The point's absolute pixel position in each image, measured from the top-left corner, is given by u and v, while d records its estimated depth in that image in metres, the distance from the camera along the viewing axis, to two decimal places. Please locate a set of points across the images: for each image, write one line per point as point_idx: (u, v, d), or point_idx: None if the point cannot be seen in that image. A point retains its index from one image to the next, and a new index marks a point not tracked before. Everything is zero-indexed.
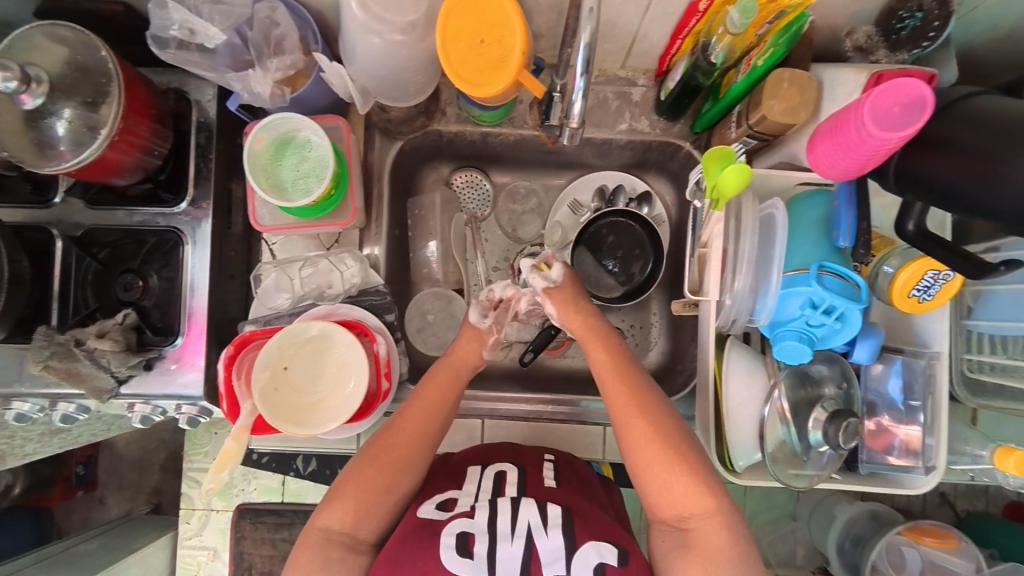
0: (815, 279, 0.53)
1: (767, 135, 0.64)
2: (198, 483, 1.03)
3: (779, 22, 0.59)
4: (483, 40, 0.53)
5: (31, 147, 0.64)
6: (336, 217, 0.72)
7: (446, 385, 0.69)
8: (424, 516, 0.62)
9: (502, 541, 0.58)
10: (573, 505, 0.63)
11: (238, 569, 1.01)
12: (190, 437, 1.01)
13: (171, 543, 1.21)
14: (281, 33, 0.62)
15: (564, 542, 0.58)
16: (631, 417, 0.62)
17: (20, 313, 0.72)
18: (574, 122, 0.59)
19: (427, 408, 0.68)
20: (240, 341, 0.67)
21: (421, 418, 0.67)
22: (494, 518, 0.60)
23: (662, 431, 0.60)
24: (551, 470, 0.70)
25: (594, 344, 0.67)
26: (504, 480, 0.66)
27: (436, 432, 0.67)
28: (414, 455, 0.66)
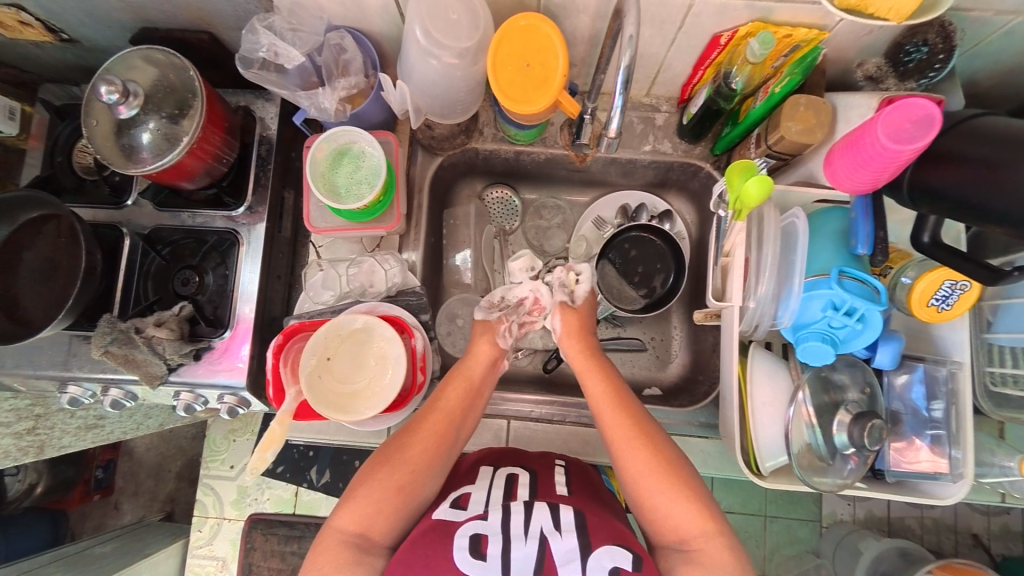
0: (835, 282, 0.56)
1: (785, 155, 0.69)
2: (212, 492, 1.12)
3: (793, 55, 0.66)
4: (528, 63, 0.60)
5: (119, 152, 0.73)
6: (382, 222, 0.78)
7: (470, 379, 0.72)
8: (438, 516, 0.61)
9: (514, 542, 0.56)
10: (584, 509, 0.63)
11: None
12: (209, 445, 1.12)
13: (182, 550, 1.22)
14: (348, 58, 0.70)
15: (577, 544, 0.56)
16: (628, 449, 0.62)
17: (88, 302, 0.79)
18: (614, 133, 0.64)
19: (451, 406, 0.70)
20: (289, 331, 0.71)
21: (439, 419, 0.68)
22: (507, 519, 0.59)
23: (655, 453, 0.62)
24: (562, 476, 0.71)
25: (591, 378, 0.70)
26: (517, 483, 0.67)
27: (454, 428, 0.68)
28: (433, 454, 0.66)
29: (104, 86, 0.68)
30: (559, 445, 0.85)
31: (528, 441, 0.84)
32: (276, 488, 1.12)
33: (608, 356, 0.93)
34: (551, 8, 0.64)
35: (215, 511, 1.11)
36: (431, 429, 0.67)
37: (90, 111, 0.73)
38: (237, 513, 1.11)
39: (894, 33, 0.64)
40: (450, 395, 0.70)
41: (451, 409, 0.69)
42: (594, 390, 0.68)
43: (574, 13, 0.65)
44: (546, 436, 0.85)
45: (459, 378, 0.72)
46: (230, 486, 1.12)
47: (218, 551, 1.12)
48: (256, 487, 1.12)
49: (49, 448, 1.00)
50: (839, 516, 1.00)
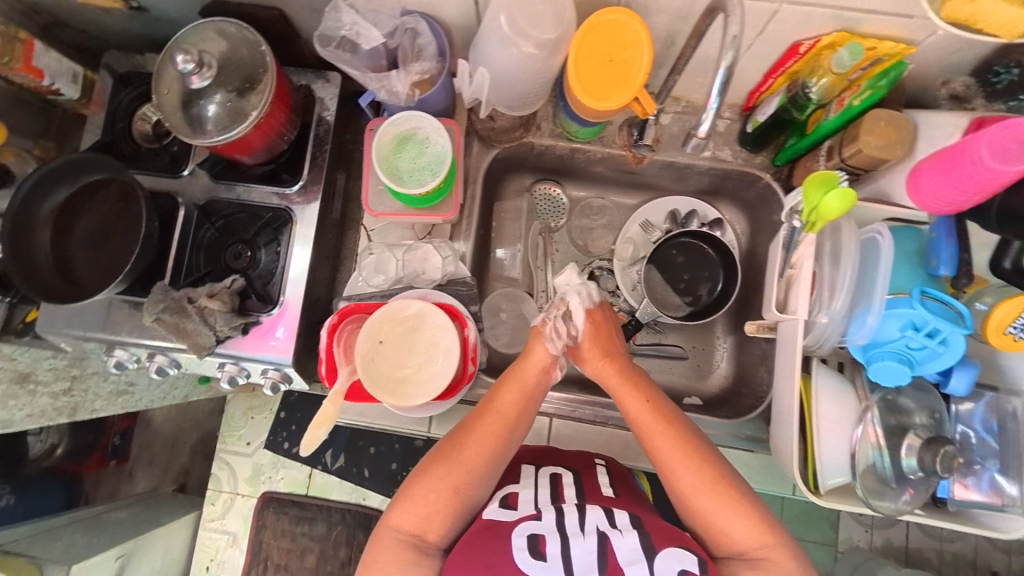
0: (917, 302, 0.55)
1: (859, 169, 0.68)
2: (227, 466, 1.13)
3: (874, 69, 0.64)
4: (611, 60, 0.59)
5: (185, 121, 0.73)
6: (439, 210, 0.78)
7: (524, 380, 0.70)
8: (489, 517, 0.61)
9: (573, 539, 0.56)
10: (635, 511, 0.62)
11: (255, 558, 1.09)
12: (227, 420, 1.12)
13: (194, 523, 1.24)
14: (423, 43, 0.69)
15: (639, 543, 0.55)
16: (676, 464, 0.62)
17: (142, 269, 0.79)
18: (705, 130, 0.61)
19: (506, 408, 0.69)
20: (343, 312, 0.71)
21: (493, 420, 0.67)
22: (561, 518, 0.59)
23: (702, 461, 0.62)
24: (605, 476, 0.71)
25: (626, 392, 0.69)
26: (562, 483, 0.67)
27: (509, 431, 0.67)
28: (490, 455, 0.65)
29: (181, 55, 0.69)
30: (595, 448, 0.84)
31: (564, 440, 0.84)
32: (292, 468, 1.11)
33: (647, 362, 0.92)
34: (634, 6, 0.63)
35: (229, 486, 1.11)
36: (485, 431, 0.67)
37: (161, 80, 0.73)
38: (251, 490, 1.11)
39: (985, 53, 0.62)
40: (504, 396, 0.69)
41: (506, 411, 0.68)
42: (632, 404, 0.68)
43: (655, 13, 0.64)
44: (584, 437, 0.84)
45: (514, 378, 0.71)
46: (246, 463, 1.12)
47: (230, 526, 1.11)
48: (272, 466, 1.12)
49: (81, 410, 1.00)
50: (863, 540, 0.99)
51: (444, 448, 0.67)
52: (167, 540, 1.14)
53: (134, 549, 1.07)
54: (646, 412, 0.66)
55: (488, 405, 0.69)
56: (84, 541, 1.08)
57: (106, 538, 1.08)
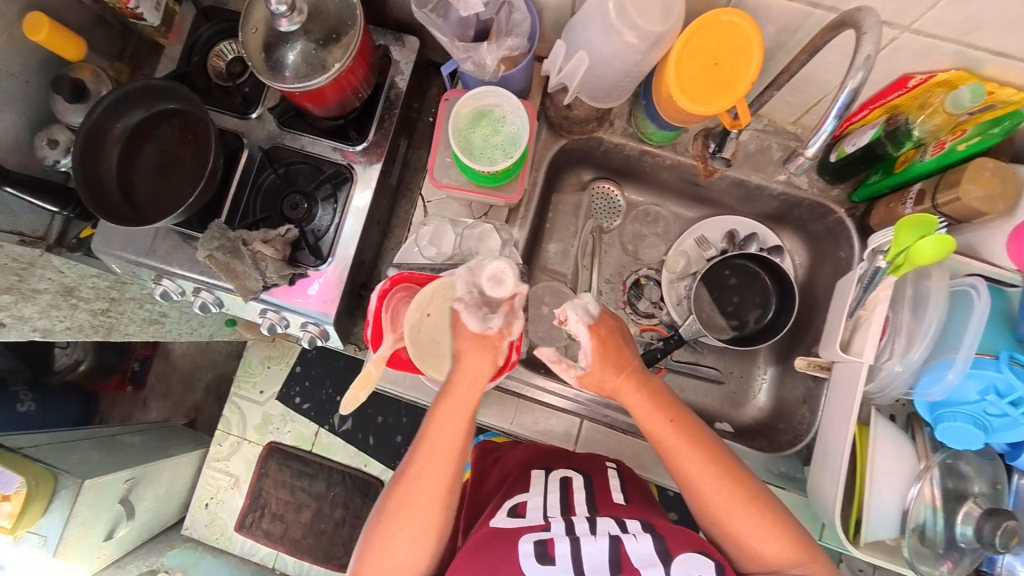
0: (1005, 366, 0.51)
1: (955, 218, 0.63)
2: (238, 411, 1.14)
3: (984, 114, 0.60)
4: (717, 62, 0.56)
5: (267, 64, 0.72)
6: (504, 191, 0.76)
7: (463, 402, 0.61)
8: (496, 525, 0.60)
9: (585, 541, 0.54)
10: (648, 518, 0.61)
11: (253, 504, 1.11)
12: (245, 365, 1.14)
13: (198, 459, 1.27)
14: (517, 18, 0.67)
15: (655, 548, 0.54)
16: (707, 484, 0.59)
17: (203, 204, 0.80)
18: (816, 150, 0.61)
19: (450, 433, 0.61)
20: (397, 278, 0.71)
21: (439, 451, 0.60)
22: (572, 525, 0.58)
23: (735, 474, 0.60)
24: (616, 480, 0.69)
25: (648, 412, 0.62)
26: (572, 487, 0.66)
27: (458, 457, 0.61)
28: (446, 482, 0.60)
29: None
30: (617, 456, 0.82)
31: (588, 444, 0.82)
32: (298, 425, 1.13)
33: (681, 379, 0.90)
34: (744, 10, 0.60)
35: (238, 430, 1.13)
36: (433, 463, 0.60)
37: (249, 20, 0.73)
38: (258, 438, 1.13)
39: None
40: (442, 423, 0.60)
41: (447, 438, 0.60)
42: (651, 421, 0.62)
43: (764, 21, 0.61)
44: (613, 446, 0.82)
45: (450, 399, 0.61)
46: (257, 410, 1.14)
47: (233, 468, 1.13)
48: (281, 417, 1.13)
49: (116, 332, 1.03)
50: None
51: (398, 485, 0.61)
52: (172, 471, 1.17)
53: (143, 473, 1.08)
54: (673, 442, 0.61)
55: (428, 432, 0.61)
56: (98, 458, 1.10)
57: (123, 458, 1.11)
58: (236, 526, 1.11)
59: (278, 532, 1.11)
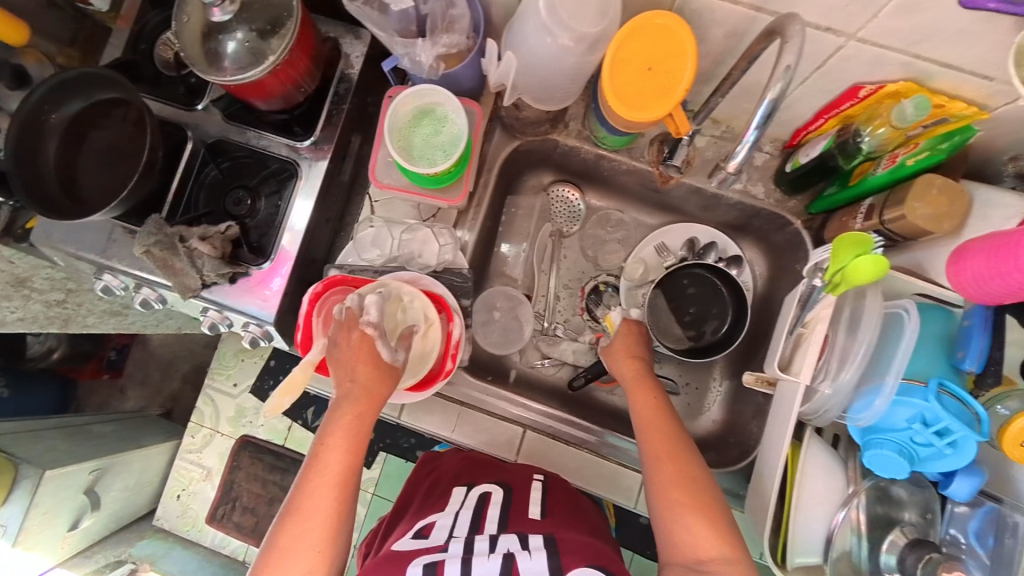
0: (933, 395, 0.49)
1: (898, 235, 0.61)
2: (212, 402, 1.13)
3: (937, 128, 0.58)
4: (650, 68, 0.54)
5: (203, 56, 0.70)
6: (447, 194, 0.74)
7: (355, 422, 0.60)
8: (398, 548, 0.59)
9: (477, 560, 0.54)
10: (556, 533, 0.60)
11: (226, 497, 1.10)
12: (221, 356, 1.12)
13: (172, 451, 1.26)
14: (455, 14, 0.64)
15: (546, 564, 0.53)
16: (662, 465, 0.60)
17: (143, 198, 0.78)
18: (737, 164, 0.56)
19: (337, 453, 0.59)
20: (330, 281, 0.69)
21: (328, 469, 0.58)
22: (471, 545, 0.57)
23: (679, 457, 0.60)
24: (538, 493, 0.68)
25: (640, 397, 0.67)
26: (488, 503, 0.65)
27: (347, 477, 0.59)
28: (336, 512, 0.58)
29: None
30: (563, 467, 0.81)
31: (533, 454, 0.81)
32: (274, 417, 1.12)
33: None
34: (686, 13, 0.57)
35: (211, 422, 1.12)
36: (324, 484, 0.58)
37: (184, 7, 0.70)
38: (232, 430, 1.12)
39: None
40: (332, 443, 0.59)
41: (337, 458, 0.59)
42: (641, 408, 0.66)
43: (708, 24, 0.58)
44: (555, 456, 0.81)
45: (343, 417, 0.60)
46: (230, 403, 1.13)
47: (207, 461, 1.12)
48: (255, 410, 1.12)
49: (73, 323, 1.04)
50: None
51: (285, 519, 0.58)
52: (143, 462, 1.15)
53: (110, 464, 1.08)
54: (655, 433, 0.63)
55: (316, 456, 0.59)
56: (63, 448, 1.09)
57: (85, 448, 1.11)
58: (207, 518, 1.10)
59: (249, 525, 1.10)
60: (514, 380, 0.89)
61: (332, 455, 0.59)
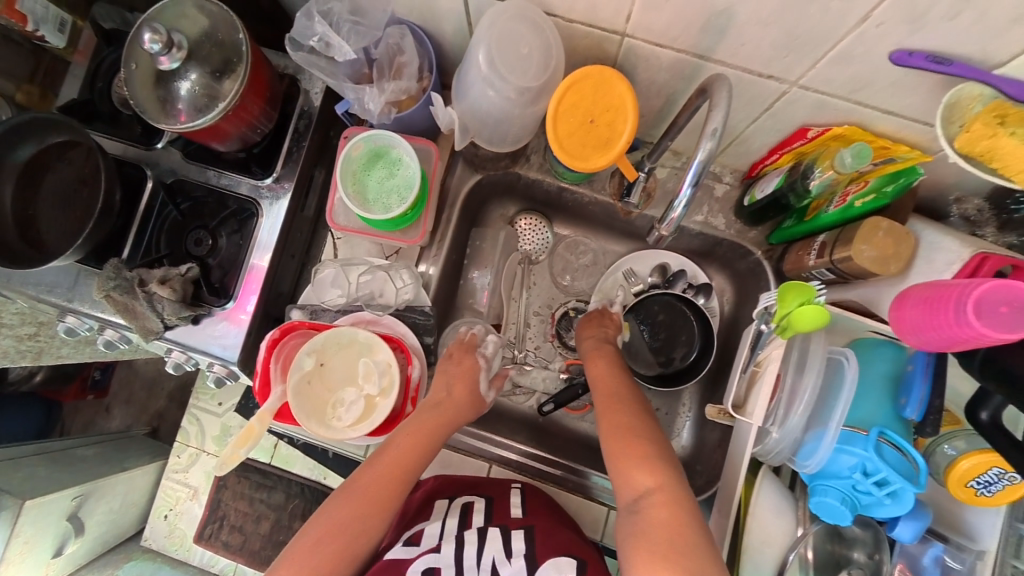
0: (873, 445, 0.50)
1: (848, 274, 0.62)
2: (197, 423, 1.11)
3: (886, 166, 0.57)
4: (593, 120, 0.54)
5: (156, 102, 0.69)
6: (406, 235, 0.74)
7: (427, 432, 0.65)
8: (391, 557, 0.62)
9: (465, 574, 0.58)
10: (535, 527, 0.65)
11: (213, 514, 1.08)
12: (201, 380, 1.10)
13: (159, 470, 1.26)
14: (404, 60, 0.64)
15: (524, 565, 0.59)
16: (607, 413, 0.63)
17: (101, 240, 0.78)
18: (668, 227, 0.56)
19: (402, 454, 0.63)
20: (285, 327, 0.69)
21: (391, 466, 0.62)
22: (460, 552, 0.61)
23: (621, 404, 0.63)
24: (517, 497, 0.72)
25: (597, 363, 0.71)
26: (472, 510, 0.68)
27: (407, 482, 0.62)
28: (376, 512, 0.60)
29: (149, 33, 0.64)
30: None
31: None
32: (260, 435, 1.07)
33: None
34: (630, 59, 0.57)
35: (196, 441, 1.10)
36: (382, 479, 0.61)
37: (133, 54, 0.70)
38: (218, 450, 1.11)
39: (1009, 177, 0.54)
40: (403, 445, 0.63)
41: (403, 460, 0.63)
42: (595, 373, 0.69)
43: (654, 69, 0.58)
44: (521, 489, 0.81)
45: (422, 423, 0.65)
46: (215, 421, 1.11)
47: (193, 480, 1.11)
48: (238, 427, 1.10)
49: (47, 354, 1.04)
50: None
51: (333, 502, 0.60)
52: (128, 484, 1.15)
53: (93, 488, 1.08)
54: (605, 384, 0.67)
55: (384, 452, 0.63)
56: (43, 475, 1.09)
57: (64, 475, 1.10)
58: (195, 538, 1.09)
59: (237, 543, 1.08)
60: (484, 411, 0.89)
61: (400, 454, 0.63)
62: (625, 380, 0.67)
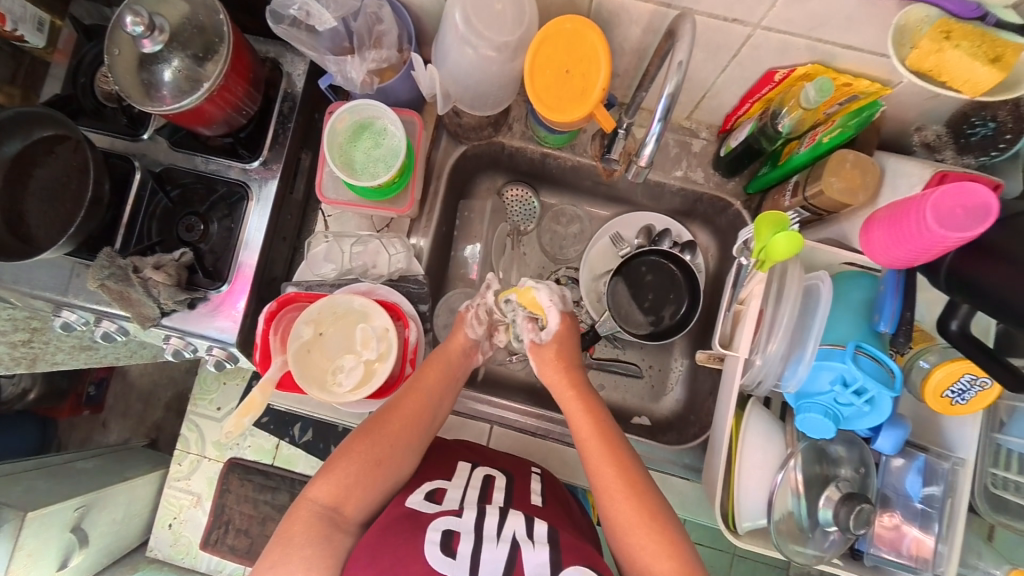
0: (850, 358, 0.54)
1: (821, 210, 0.65)
2: (197, 428, 1.11)
3: (850, 105, 0.59)
4: (568, 70, 0.56)
5: (139, 87, 0.70)
6: (395, 204, 0.76)
7: (444, 368, 0.73)
8: (411, 507, 0.62)
9: (485, 542, 0.57)
10: (557, 525, 0.63)
11: (216, 521, 1.06)
12: (201, 382, 1.11)
13: (159, 480, 1.25)
14: (383, 29, 0.65)
15: (548, 558, 0.56)
16: (617, 496, 0.60)
17: (93, 232, 0.78)
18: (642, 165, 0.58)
19: (425, 390, 0.70)
20: (283, 299, 0.70)
21: (416, 400, 0.70)
22: (481, 520, 0.60)
23: (634, 485, 0.61)
24: (537, 485, 0.72)
25: (581, 414, 0.67)
26: (493, 486, 0.68)
27: (430, 414, 0.70)
28: (407, 434, 0.67)
29: (130, 16, 0.65)
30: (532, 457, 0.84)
31: (504, 448, 0.84)
32: (259, 436, 1.09)
33: (601, 376, 0.91)
34: (601, 14, 0.59)
35: (196, 448, 1.09)
36: (408, 411, 0.69)
37: (115, 40, 0.70)
38: (218, 454, 1.09)
39: (964, 102, 0.58)
40: (424, 380, 0.71)
41: (426, 396, 0.70)
42: (580, 424, 0.66)
43: (625, 23, 0.60)
44: (523, 447, 0.84)
45: (436, 365, 0.72)
46: (215, 427, 1.10)
47: (195, 486, 1.09)
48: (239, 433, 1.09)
49: (41, 361, 1.02)
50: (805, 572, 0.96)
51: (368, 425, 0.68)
52: (129, 493, 1.14)
53: (95, 500, 1.07)
54: (603, 455, 0.63)
55: (410, 388, 0.71)
56: (42, 487, 1.08)
57: (63, 486, 1.09)
58: (200, 544, 1.08)
59: (244, 546, 1.07)
60: (481, 380, 0.90)
61: (426, 383, 0.70)
62: (629, 453, 0.64)
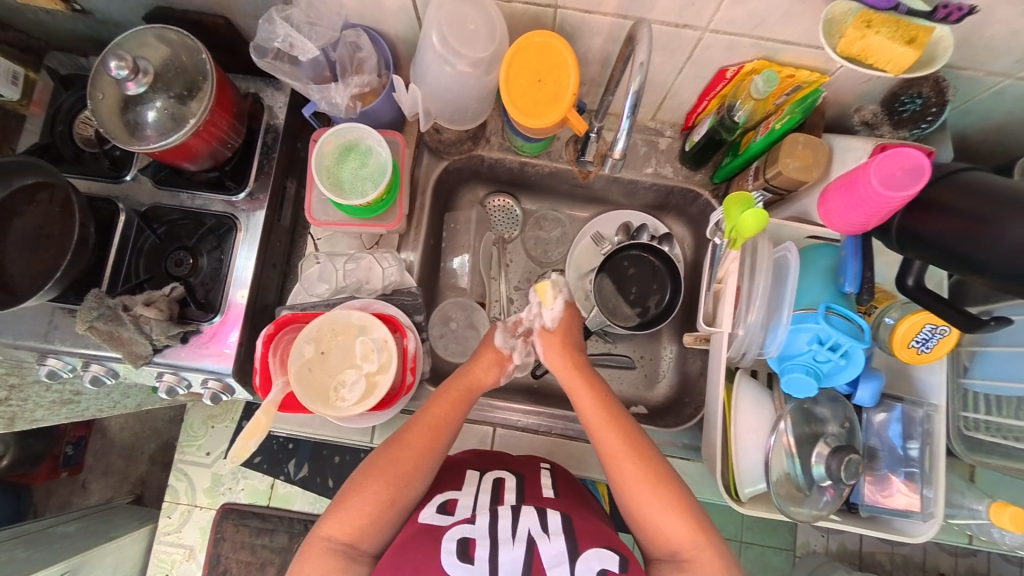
0: (822, 317, 0.59)
1: (782, 189, 0.71)
2: (185, 477, 1.06)
3: (796, 95, 0.66)
4: (541, 78, 0.63)
5: (123, 128, 0.72)
6: (384, 220, 0.78)
7: (462, 394, 0.71)
8: (426, 521, 0.61)
9: (503, 545, 0.57)
10: (571, 512, 0.64)
11: (213, 572, 1.04)
12: (187, 428, 1.06)
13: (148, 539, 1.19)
14: (362, 57, 0.70)
15: (565, 547, 0.56)
16: (622, 460, 0.62)
17: (78, 275, 0.77)
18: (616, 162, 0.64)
19: (437, 419, 0.68)
20: (281, 321, 0.72)
21: (427, 428, 0.67)
22: (494, 523, 0.60)
23: (638, 451, 0.63)
24: (549, 479, 0.72)
25: (585, 400, 0.68)
26: (504, 487, 0.67)
27: (444, 441, 0.68)
28: (419, 470, 0.65)
29: (114, 60, 0.67)
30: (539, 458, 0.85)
31: (510, 447, 0.85)
32: (252, 478, 1.06)
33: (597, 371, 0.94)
34: (566, 27, 0.65)
35: (185, 497, 1.05)
36: (420, 443, 0.66)
37: (97, 85, 0.72)
38: (210, 502, 1.05)
39: (891, 83, 0.65)
40: (438, 410, 0.69)
41: (439, 424, 0.68)
42: (585, 407, 0.67)
43: (588, 35, 0.66)
44: (530, 445, 0.85)
45: (454, 389, 0.71)
46: (205, 473, 1.06)
47: (186, 539, 1.05)
48: (231, 476, 1.06)
49: (20, 420, 0.93)
50: (814, 547, 0.99)
51: (377, 459, 0.66)
52: (117, 554, 1.06)
53: (79, 564, 1.01)
54: (605, 430, 0.65)
55: (418, 415, 0.69)
56: (22, 557, 1.01)
57: (44, 554, 1.02)
58: None
59: None
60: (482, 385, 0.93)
61: (440, 416, 0.68)
62: (632, 424, 0.66)
